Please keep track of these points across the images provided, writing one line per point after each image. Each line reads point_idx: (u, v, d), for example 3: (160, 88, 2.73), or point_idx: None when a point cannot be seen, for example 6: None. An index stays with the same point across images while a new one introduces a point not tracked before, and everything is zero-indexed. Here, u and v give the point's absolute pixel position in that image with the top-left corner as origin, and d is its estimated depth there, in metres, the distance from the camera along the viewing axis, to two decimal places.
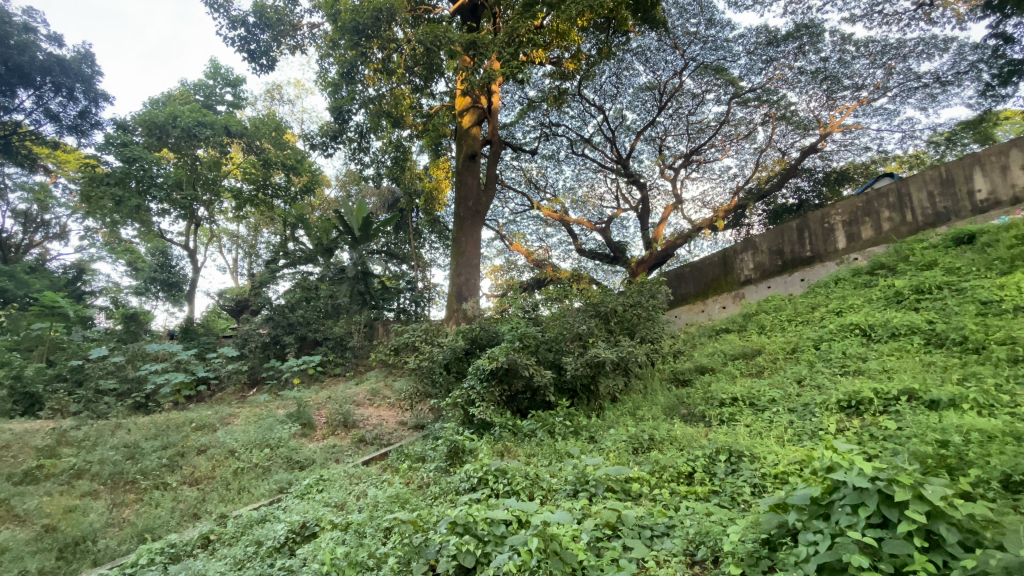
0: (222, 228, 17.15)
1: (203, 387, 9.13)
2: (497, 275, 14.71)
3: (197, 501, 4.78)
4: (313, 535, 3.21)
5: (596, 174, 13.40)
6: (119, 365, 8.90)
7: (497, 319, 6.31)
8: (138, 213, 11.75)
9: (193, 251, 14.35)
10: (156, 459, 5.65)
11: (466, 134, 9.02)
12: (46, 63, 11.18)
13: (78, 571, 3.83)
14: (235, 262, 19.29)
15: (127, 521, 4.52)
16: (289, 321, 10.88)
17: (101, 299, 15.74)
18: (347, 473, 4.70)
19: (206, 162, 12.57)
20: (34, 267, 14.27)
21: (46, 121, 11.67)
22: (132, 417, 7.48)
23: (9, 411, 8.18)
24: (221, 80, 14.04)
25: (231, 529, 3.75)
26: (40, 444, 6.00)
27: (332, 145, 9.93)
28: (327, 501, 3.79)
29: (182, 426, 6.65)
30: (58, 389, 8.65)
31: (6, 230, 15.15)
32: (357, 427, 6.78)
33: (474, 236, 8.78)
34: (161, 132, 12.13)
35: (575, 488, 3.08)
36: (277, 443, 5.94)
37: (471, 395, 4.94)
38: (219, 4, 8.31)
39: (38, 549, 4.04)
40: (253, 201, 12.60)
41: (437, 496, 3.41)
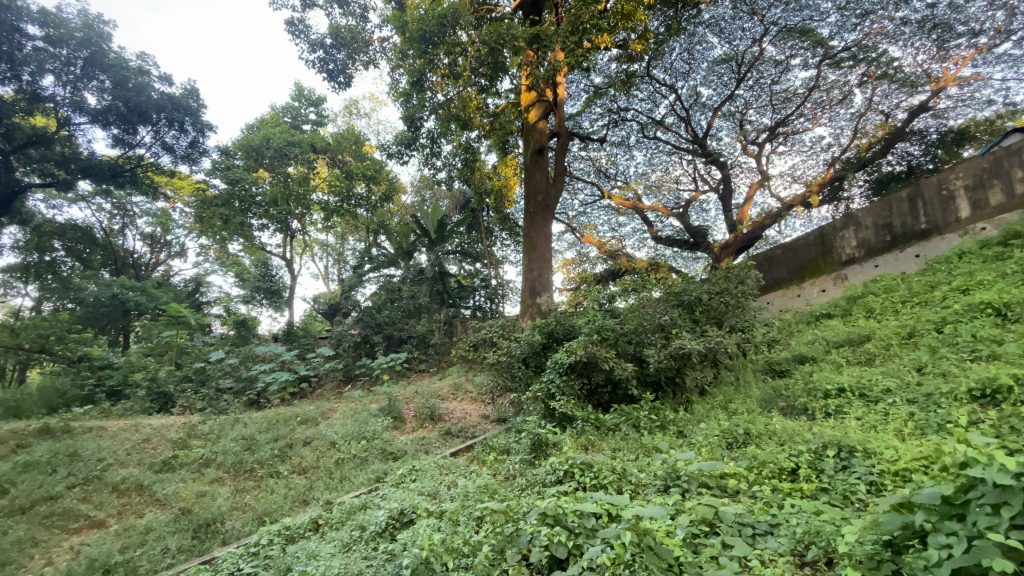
0: (313, 239, 18.58)
1: (305, 385, 9.99)
2: (570, 268, 14.64)
3: (305, 489, 5.22)
4: (411, 522, 3.38)
5: (671, 157, 12.86)
6: (234, 366, 9.96)
7: (573, 312, 6.27)
8: (242, 229, 13.02)
9: (290, 261, 15.67)
10: (269, 450, 6.26)
11: (533, 128, 9.01)
12: (160, 101, 12.16)
13: (211, 549, 4.34)
14: (326, 269, 20.78)
15: (248, 506, 5.06)
16: (377, 321, 11.59)
17: (216, 308, 17.70)
18: (437, 464, 4.91)
19: (296, 178, 13.64)
20: (162, 283, 16.31)
21: (163, 153, 12.78)
22: (247, 412, 8.36)
23: (149, 407, 9.45)
24: (305, 101, 15.16)
25: (336, 515, 4.05)
26: (174, 437, 6.86)
27: (406, 153, 10.35)
28: (420, 490, 3.98)
29: (289, 420, 7.31)
30: (185, 387, 9.85)
31: (137, 251, 17.49)
32: (443, 420, 7.07)
33: (545, 231, 8.77)
34: (258, 153, 13.24)
35: (666, 484, 2.99)
36: (372, 435, 6.35)
37: (551, 389, 4.93)
38: (299, 30, 8.96)
39: (177, 529, 4.63)
40: (339, 212, 13.49)
41: (524, 487, 3.46)
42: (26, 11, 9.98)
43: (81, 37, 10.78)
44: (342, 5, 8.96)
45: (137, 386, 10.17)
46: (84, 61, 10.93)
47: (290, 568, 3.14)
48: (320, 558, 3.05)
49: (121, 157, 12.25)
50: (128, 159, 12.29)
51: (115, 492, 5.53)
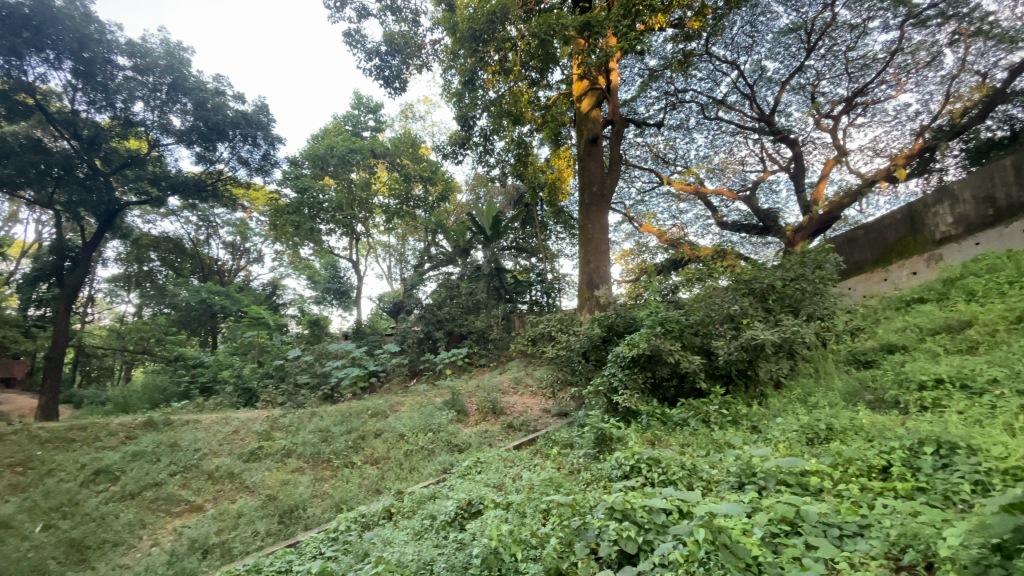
0: (376, 241, 19.38)
1: (374, 379, 10.46)
2: (629, 259, 14.35)
3: (378, 479, 5.48)
4: (479, 512, 3.46)
5: (734, 137, 12.22)
6: (309, 363, 10.61)
7: (633, 304, 6.13)
8: (312, 234, 13.81)
9: (355, 262, 16.44)
10: (343, 441, 6.61)
11: (587, 118, 8.86)
12: (235, 118, 13.06)
13: (295, 533, 4.66)
14: (389, 269, 21.60)
15: (326, 494, 5.39)
16: (438, 318, 11.91)
17: (291, 309, 18.93)
18: (501, 457, 4.97)
19: (359, 183, 14.28)
20: (243, 287, 17.66)
21: (240, 167, 13.72)
22: (322, 406, 8.89)
23: (237, 402, 10.28)
24: (364, 109, 15.79)
25: (406, 504, 4.22)
26: (259, 429, 7.42)
27: (460, 152, 10.51)
28: (486, 482, 4.06)
29: (361, 413, 7.69)
30: (267, 383, 10.63)
31: (221, 258, 19.02)
32: (505, 413, 7.16)
33: (602, 221, 8.62)
34: (323, 162, 14.09)
35: (740, 481, 2.86)
36: (437, 428, 6.55)
37: (613, 383, 4.85)
38: (356, 41, 9.33)
39: (265, 514, 5.03)
40: (399, 214, 13.96)
41: (589, 482, 3.42)
42: (116, 44, 11.06)
43: (164, 64, 11.77)
44: (394, 12, 9.23)
45: (226, 382, 11.09)
46: (168, 86, 11.93)
47: (367, 553, 3.31)
48: (393, 545, 3.19)
49: (204, 173, 13.26)
50: (210, 174, 13.28)
51: (210, 479, 6.08)
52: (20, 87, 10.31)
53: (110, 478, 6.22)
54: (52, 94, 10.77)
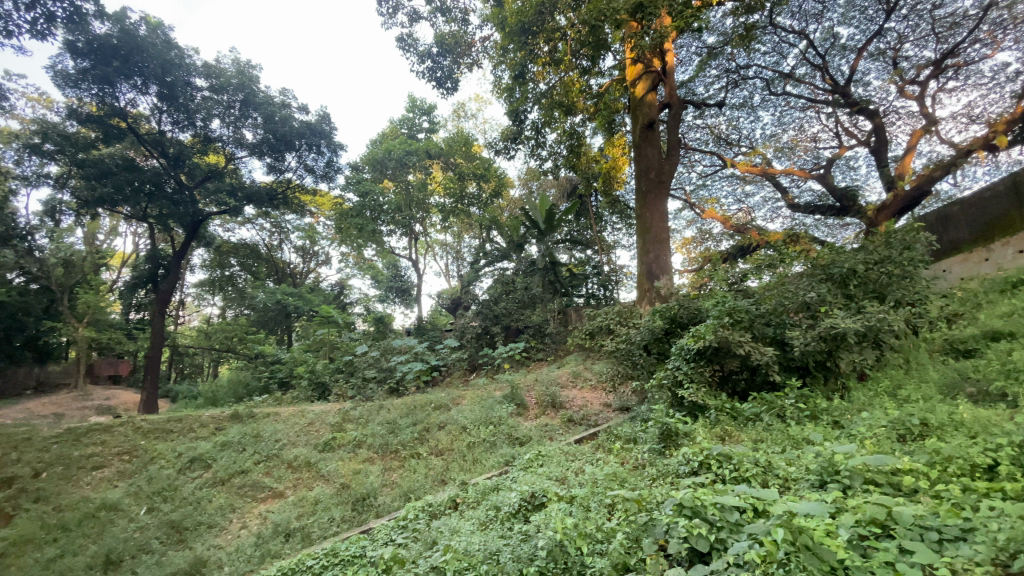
0: (434, 240, 19.89)
1: (436, 373, 10.78)
2: (690, 248, 13.84)
3: (443, 470, 5.64)
4: (542, 505, 3.47)
5: (805, 112, 11.41)
6: (376, 358, 11.09)
7: (697, 295, 5.90)
8: (373, 235, 14.41)
9: (415, 261, 16.97)
10: (409, 433, 6.86)
11: (641, 103, 8.59)
12: (301, 129, 13.79)
13: (367, 520, 4.90)
14: (447, 267, 22.11)
15: (395, 483, 5.62)
16: (495, 313, 12.08)
17: (357, 307, 19.88)
18: (562, 451, 4.96)
19: (416, 184, 14.71)
20: (314, 288, 18.74)
21: (307, 175, 14.49)
22: (389, 399, 9.27)
23: (311, 395, 10.95)
24: (418, 111, 16.18)
25: (471, 495, 4.32)
26: (332, 421, 7.86)
27: (512, 147, 10.49)
28: (549, 475, 4.07)
29: (425, 406, 7.94)
30: (338, 377, 11.24)
31: (292, 261, 20.27)
32: (565, 407, 7.14)
33: (661, 209, 8.34)
34: (381, 165, 14.53)
35: (822, 479, 2.67)
36: (498, 421, 6.65)
37: (678, 376, 4.68)
38: (409, 45, 9.57)
39: (340, 501, 5.33)
40: (454, 212, 14.24)
41: (655, 478, 3.34)
42: (194, 67, 12.06)
43: (236, 82, 12.61)
44: (444, 13, 9.37)
45: (301, 377, 11.84)
46: (241, 102, 12.82)
47: (435, 541, 3.42)
48: (460, 534, 3.28)
49: (276, 182, 14.15)
50: (280, 183, 14.16)
51: (290, 468, 6.51)
52: (114, 112, 11.43)
53: (203, 465, 6.83)
54: (141, 117, 11.91)
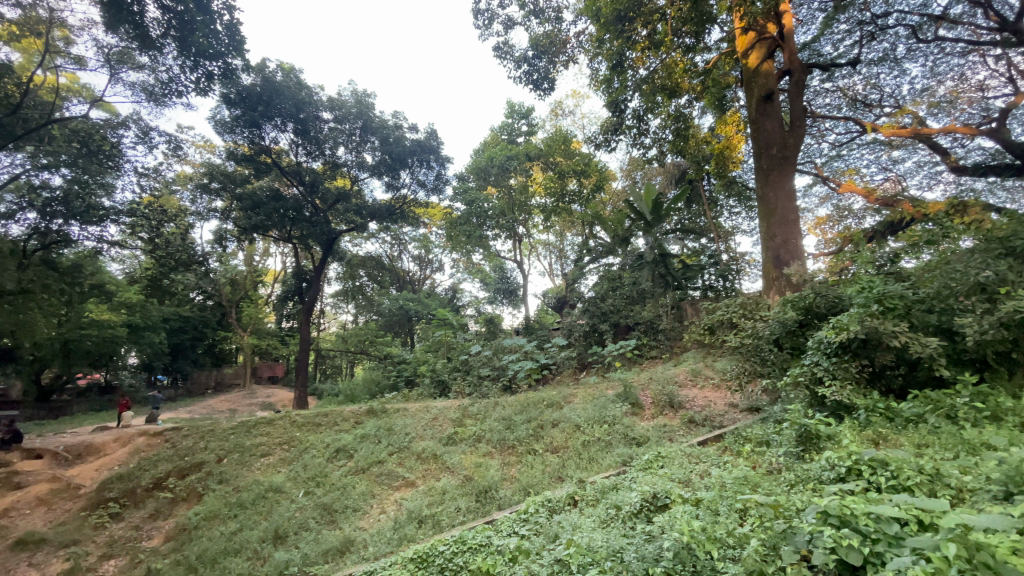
0: (538, 240, 20.16)
1: (547, 371, 10.96)
2: (825, 227, 12.40)
3: (559, 467, 5.72)
4: (666, 506, 3.39)
5: (968, 57, 9.59)
6: (489, 357, 11.58)
7: (836, 282, 5.29)
8: (481, 240, 15.05)
9: (520, 262, 17.37)
10: (524, 430, 7.05)
11: (757, 74, 7.87)
12: (412, 147, 14.84)
13: (490, 511, 5.12)
14: (551, 266, 22.27)
15: (514, 477, 5.84)
16: (602, 310, 11.90)
17: (469, 309, 20.90)
18: (683, 452, 4.74)
19: (518, 187, 15.04)
20: (429, 293, 20.09)
21: (419, 189, 15.57)
22: (503, 397, 9.62)
23: (433, 393, 11.76)
24: (517, 115, 16.49)
25: (590, 493, 4.33)
26: (453, 416, 8.36)
27: (614, 139, 10.18)
28: (671, 476, 3.92)
29: (538, 404, 8.11)
30: (455, 375, 11.94)
31: (410, 270, 21.94)
32: (684, 407, 6.81)
33: (786, 188, 7.57)
34: (485, 173, 15.03)
35: (1007, 491, 2.25)
36: (613, 420, 6.56)
37: (817, 373, 4.21)
38: (505, 52, 9.82)
39: (465, 492, 5.66)
40: (556, 211, 14.28)
41: (794, 483, 3.07)
42: (321, 103, 13.58)
43: (355, 111, 13.98)
44: (538, 15, 9.47)
45: (423, 376, 12.78)
46: (360, 129, 14.17)
47: (557, 536, 3.48)
48: (581, 530, 3.30)
49: (393, 199, 15.42)
50: (397, 199, 15.41)
51: (419, 459, 7.06)
52: (261, 150, 13.29)
53: (347, 455, 7.70)
54: (282, 153, 13.69)
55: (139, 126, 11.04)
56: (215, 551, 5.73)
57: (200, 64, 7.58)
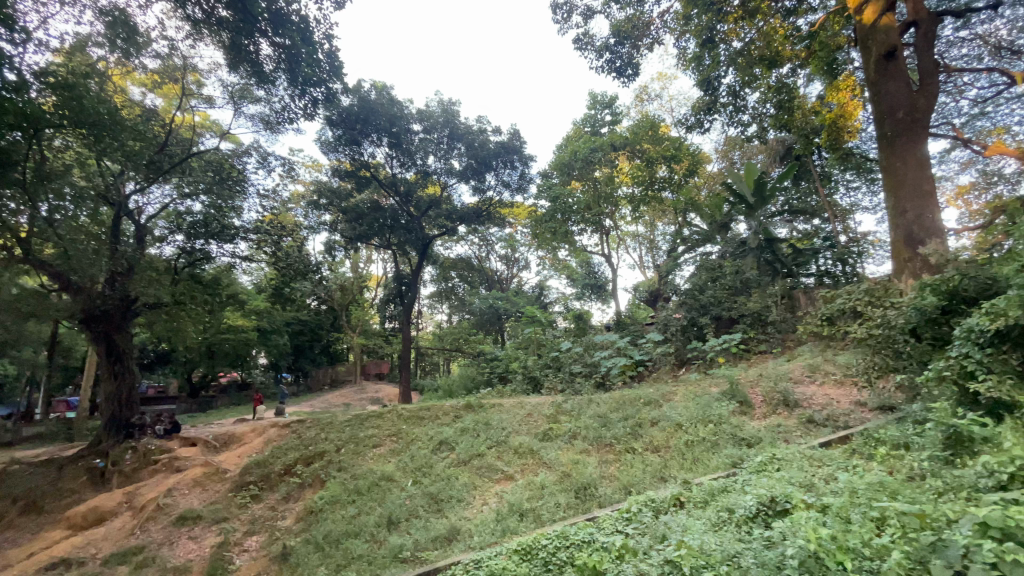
0: (626, 232, 19.58)
1: (642, 368, 10.63)
2: (969, 198, 10.67)
3: (661, 467, 5.53)
4: (786, 512, 3.14)
5: None
6: (580, 353, 11.47)
7: (986, 260, 4.55)
8: (567, 235, 14.95)
9: (609, 256, 16.97)
10: (621, 428, 6.90)
11: (875, 30, 6.94)
12: (496, 148, 15.11)
13: (591, 509, 5.07)
14: (642, 258, 21.53)
15: (614, 476, 5.74)
16: (702, 303, 11.12)
17: (557, 306, 20.87)
18: (804, 454, 4.34)
19: (604, 179, 14.67)
20: (518, 291, 20.38)
21: (505, 189, 15.82)
22: (597, 393, 9.49)
23: (527, 389, 11.93)
24: (600, 106, 16.09)
25: (697, 494, 4.13)
26: (548, 413, 8.41)
27: (707, 119, 9.58)
28: (790, 480, 3.61)
29: (635, 401, 7.89)
30: (547, 372, 12.01)
31: (498, 269, 22.44)
32: (802, 406, 6.23)
33: (917, 157, 6.61)
34: (569, 168, 14.94)
35: None
36: (718, 419, 6.19)
37: (966, 367, 3.63)
38: (586, 43, 9.65)
39: (563, 488, 5.67)
40: (645, 200, 13.72)
41: (942, 492, 2.69)
42: (411, 116, 14.32)
43: (442, 120, 14.55)
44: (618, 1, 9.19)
45: (516, 373, 13.00)
46: (447, 136, 14.73)
47: (666, 537, 3.36)
48: (691, 531, 3.16)
49: (480, 201, 15.84)
50: (484, 201, 15.80)
51: (517, 454, 7.19)
52: (360, 165, 14.34)
53: (449, 448, 8.08)
54: (379, 166, 14.64)
55: (259, 152, 12.45)
56: (339, 532, 6.31)
57: (306, 91, 8.30)
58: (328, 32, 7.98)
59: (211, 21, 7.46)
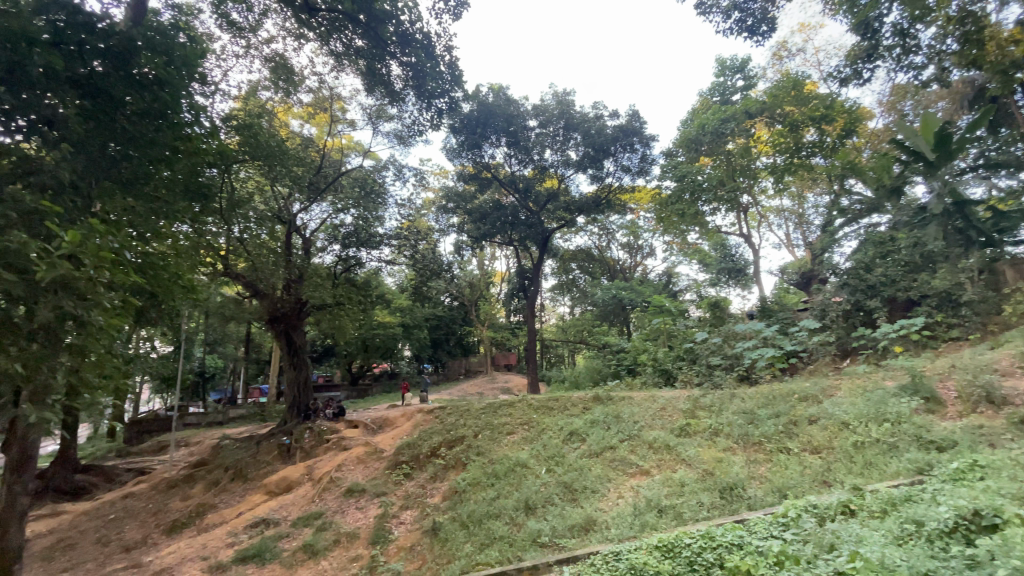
0: (766, 209, 17.68)
1: (795, 360, 9.54)
2: None
3: (824, 469, 4.92)
4: (997, 528, 2.65)
5: None
6: (718, 345, 10.64)
7: None
8: (697, 217, 13.92)
9: (747, 236, 15.45)
10: (772, 426, 6.28)
11: None
12: (615, 133, 14.64)
13: (739, 511, 4.69)
14: (787, 236, 19.26)
15: (765, 477, 5.25)
16: (869, 283, 9.65)
17: (689, 294, 19.63)
18: (1018, 461, 3.55)
19: (738, 151, 13.39)
20: (644, 280, 19.60)
21: (625, 175, 15.26)
22: (741, 388, 8.74)
23: (658, 382, 11.45)
24: (730, 71, 14.71)
25: (872, 503, 3.61)
26: (684, 407, 7.98)
27: (866, 68, 8.22)
28: (1000, 491, 2.98)
29: (787, 396, 7.12)
30: (681, 365, 11.40)
31: (621, 258, 21.87)
32: (1015, 404, 5.08)
33: None
34: (696, 143, 13.90)
35: None
36: (896, 419, 5.32)
37: None
38: (711, 6, 8.85)
39: (706, 487, 5.34)
40: (790, 169, 12.25)
41: None
42: (527, 112, 14.56)
43: (558, 112, 14.56)
44: None
45: (645, 365, 12.51)
46: (564, 128, 14.70)
47: (835, 546, 2.99)
48: (868, 542, 2.76)
49: (599, 189, 15.52)
50: (604, 189, 15.44)
51: (651, 448, 6.95)
52: (482, 167, 15.06)
53: (580, 438, 8.11)
54: (499, 166, 15.21)
55: (395, 165, 13.70)
56: (481, 513, 6.71)
57: (432, 104, 8.83)
58: (448, 44, 8.42)
59: (350, 51, 8.34)
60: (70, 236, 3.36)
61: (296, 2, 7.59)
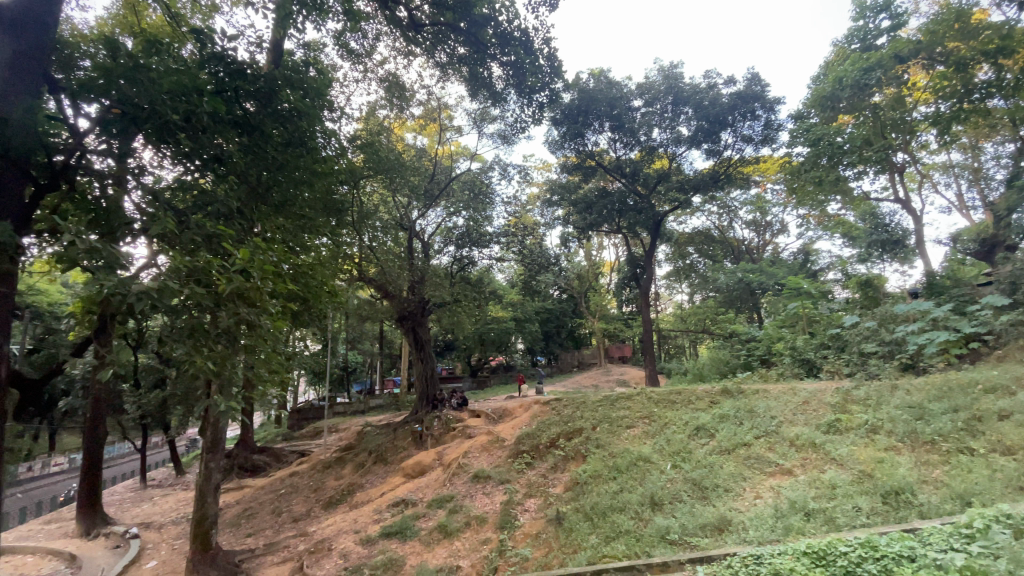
0: (928, 167, 15.01)
1: (978, 345, 8.00)
2: None
3: (1022, 475, 4.10)
4: None
5: None
6: (872, 330, 9.30)
7: None
8: (839, 185, 12.23)
9: (906, 201, 13.23)
10: (949, 423, 5.35)
11: None
12: (731, 101, 13.46)
13: (909, 519, 4.05)
14: (961, 197, 16.15)
15: (941, 482, 4.48)
16: None
17: (831, 273, 17.41)
18: None
19: (887, 103, 11.52)
20: (775, 260, 17.79)
21: (746, 145, 13.97)
22: (905, 378, 7.57)
23: (798, 373, 10.34)
24: (871, 12, 12.70)
25: None
26: (832, 401, 7.12)
27: None
28: None
29: (968, 388, 6.03)
30: (825, 354, 10.17)
31: (746, 238, 20.12)
32: None
33: None
34: (832, 101, 11.86)
35: None
36: None
37: None
38: None
39: (863, 490, 4.71)
40: (958, 116, 10.29)
41: None
42: (630, 92, 14.01)
43: (664, 88, 13.80)
44: None
45: (782, 354, 11.35)
46: (672, 104, 13.90)
47: None
48: None
49: (717, 164, 14.39)
50: (721, 163, 14.29)
51: (793, 446, 6.30)
52: (586, 156, 14.81)
53: (707, 433, 7.64)
54: (604, 152, 14.82)
55: (500, 165, 14.07)
56: (605, 506, 6.65)
57: (533, 99, 8.92)
58: (546, 36, 8.42)
59: (454, 60, 8.76)
60: (241, 253, 4.00)
61: (403, 22, 8.12)
